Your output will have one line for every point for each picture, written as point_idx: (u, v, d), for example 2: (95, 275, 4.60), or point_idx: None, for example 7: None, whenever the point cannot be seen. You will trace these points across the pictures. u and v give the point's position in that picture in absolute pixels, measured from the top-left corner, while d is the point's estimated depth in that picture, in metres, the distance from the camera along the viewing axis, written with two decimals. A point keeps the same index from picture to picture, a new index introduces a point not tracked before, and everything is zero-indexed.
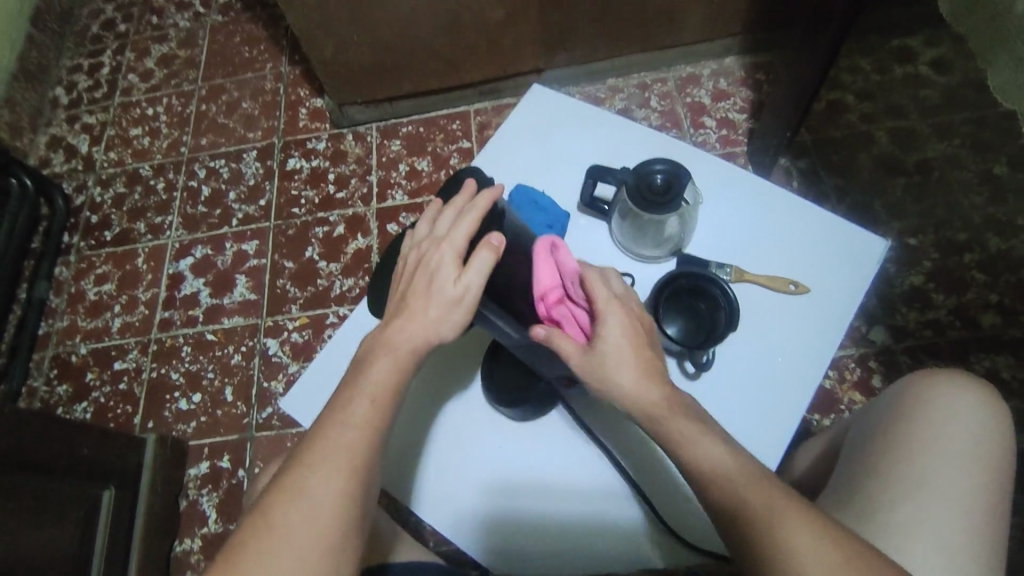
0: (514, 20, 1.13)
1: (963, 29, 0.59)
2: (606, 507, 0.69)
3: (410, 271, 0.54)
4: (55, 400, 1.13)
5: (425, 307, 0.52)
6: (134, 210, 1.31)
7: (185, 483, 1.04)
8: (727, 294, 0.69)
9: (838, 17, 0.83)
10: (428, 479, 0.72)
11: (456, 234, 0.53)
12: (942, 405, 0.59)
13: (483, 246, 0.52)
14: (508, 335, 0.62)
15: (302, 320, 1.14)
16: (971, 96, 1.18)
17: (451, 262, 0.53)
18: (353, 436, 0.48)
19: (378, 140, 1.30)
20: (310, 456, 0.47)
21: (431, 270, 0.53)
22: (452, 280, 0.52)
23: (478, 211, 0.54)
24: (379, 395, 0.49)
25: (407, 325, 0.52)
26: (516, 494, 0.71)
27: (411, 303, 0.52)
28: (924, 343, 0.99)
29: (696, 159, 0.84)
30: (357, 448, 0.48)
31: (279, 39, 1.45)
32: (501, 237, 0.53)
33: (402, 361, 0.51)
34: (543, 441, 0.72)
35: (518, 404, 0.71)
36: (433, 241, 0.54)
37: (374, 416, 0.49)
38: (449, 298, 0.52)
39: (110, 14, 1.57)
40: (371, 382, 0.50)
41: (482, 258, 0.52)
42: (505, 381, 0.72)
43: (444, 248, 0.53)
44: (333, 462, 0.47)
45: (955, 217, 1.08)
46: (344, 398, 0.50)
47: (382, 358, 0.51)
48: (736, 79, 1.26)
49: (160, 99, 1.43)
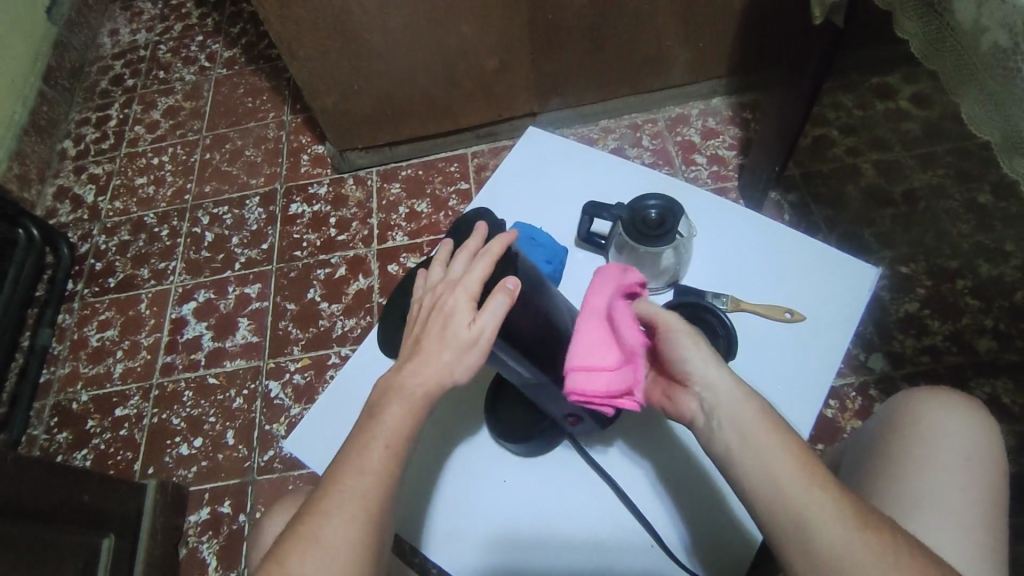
0: (507, 67, 1.17)
1: (935, 67, 0.62)
2: (611, 535, 0.68)
3: (424, 314, 0.54)
4: (55, 447, 1.13)
5: (440, 350, 0.51)
6: (138, 257, 1.33)
7: (185, 530, 1.02)
8: (724, 321, 0.71)
9: (818, 57, 0.88)
10: (437, 523, 0.71)
11: (472, 278, 0.53)
12: (931, 422, 0.60)
13: (499, 290, 0.53)
14: (518, 373, 0.62)
15: (304, 362, 1.14)
16: (951, 128, 1.22)
17: (465, 305, 0.52)
18: (367, 483, 0.48)
19: (379, 183, 1.33)
20: (325, 503, 0.47)
21: (445, 313, 0.52)
22: (467, 323, 0.51)
23: (493, 254, 0.55)
24: (393, 440, 0.49)
25: (421, 369, 0.51)
26: (523, 529, 0.70)
27: (425, 347, 0.51)
28: (923, 369, 1.00)
29: (688, 194, 0.87)
30: (371, 492, 0.48)
31: (282, 89, 1.51)
32: (516, 282, 0.54)
33: (415, 407, 0.50)
34: (548, 473, 0.72)
35: (524, 441, 0.71)
36: (447, 285, 0.54)
37: (388, 462, 0.49)
38: (464, 341, 0.51)
39: (119, 70, 1.63)
40: (385, 426, 0.50)
41: (498, 302, 0.52)
42: (510, 418, 0.72)
43: (458, 292, 0.53)
44: (348, 509, 0.47)
45: (944, 245, 1.11)
46: (358, 441, 0.50)
47: (395, 403, 0.50)
48: (723, 117, 1.31)
49: (166, 148, 1.47)
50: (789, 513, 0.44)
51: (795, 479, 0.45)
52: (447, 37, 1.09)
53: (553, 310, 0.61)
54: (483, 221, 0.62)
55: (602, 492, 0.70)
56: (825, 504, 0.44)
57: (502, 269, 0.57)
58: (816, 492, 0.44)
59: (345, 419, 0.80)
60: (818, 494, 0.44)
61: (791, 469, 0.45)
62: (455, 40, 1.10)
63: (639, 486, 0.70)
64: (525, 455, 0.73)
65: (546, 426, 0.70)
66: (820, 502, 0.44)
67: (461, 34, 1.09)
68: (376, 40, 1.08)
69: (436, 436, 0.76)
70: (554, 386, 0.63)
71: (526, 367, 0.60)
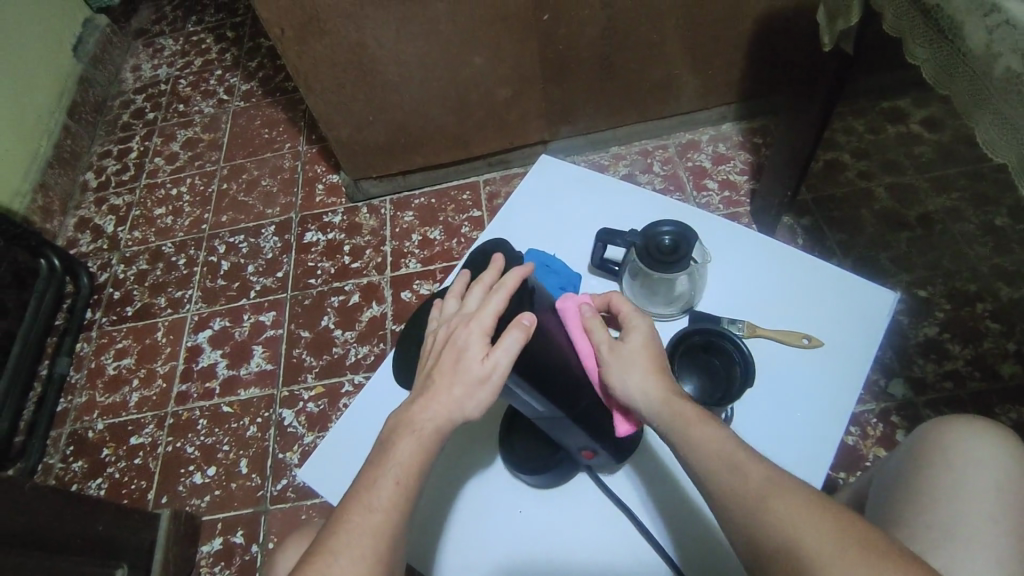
0: (519, 96, 1.19)
1: (947, 93, 0.62)
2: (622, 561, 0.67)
3: (438, 348, 0.55)
4: (70, 476, 1.13)
5: (451, 386, 0.51)
6: (156, 285, 1.35)
7: (198, 561, 1.02)
8: (741, 348, 0.69)
9: (829, 84, 0.88)
10: (448, 555, 0.69)
11: (486, 311, 0.54)
12: (962, 451, 0.58)
13: (514, 326, 0.53)
14: (533, 407, 0.62)
15: (317, 390, 1.14)
16: (964, 151, 1.22)
17: (478, 340, 0.53)
18: (377, 520, 0.47)
19: (392, 212, 1.35)
20: (334, 543, 0.47)
21: (457, 347, 0.53)
22: (480, 358, 0.52)
23: (504, 285, 0.55)
24: (404, 475, 0.49)
25: (431, 403, 0.51)
26: (535, 556, 0.69)
27: (437, 381, 0.52)
28: (945, 396, 0.98)
29: (703, 220, 0.87)
30: (381, 532, 0.47)
31: (298, 120, 1.54)
32: (532, 318, 0.54)
33: (426, 442, 0.50)
34: (561, 504, 0.71)
35: (538, 473, 0.70)
36: (462, 319, 0.55)
37: (399, 498, 0.48)
38: (476, 376, 0.51)
39: (140, 104, 1.68)
40: (395, 464, 0.49)
41: (513, 337, 0.52)
42: (526, 450, 0.71)
43: (471, 326, 0.53)
44: (357, 547, 0.46)
45: (963, 268, 1.09)
46: (368, 478, 0.50)
47: (406, 440, 0.50)
48: (734, 143, 1.31)
49: (184, 179, 1.50)
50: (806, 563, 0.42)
51: (811, 529, 0.43)
52: (460, 69, 1.12)
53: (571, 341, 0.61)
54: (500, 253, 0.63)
55: (616, 516, 0.69)
56: (846, 557, 0.41)
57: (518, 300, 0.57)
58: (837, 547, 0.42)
59: (363, 448, 0.79)
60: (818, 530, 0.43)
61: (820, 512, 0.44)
62: (469, 72, 1.12)
63: (652, 510, 0.69)
64: (544, 488, 0.72)
65: (563, 457, 0.69)
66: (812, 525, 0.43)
67: (474, 65, 1.11)
68: (391, 73, 1.10)
69: (450, 466, 0.75)
70: (570, 423, 0.62)
71: (542, 403, 0.59)
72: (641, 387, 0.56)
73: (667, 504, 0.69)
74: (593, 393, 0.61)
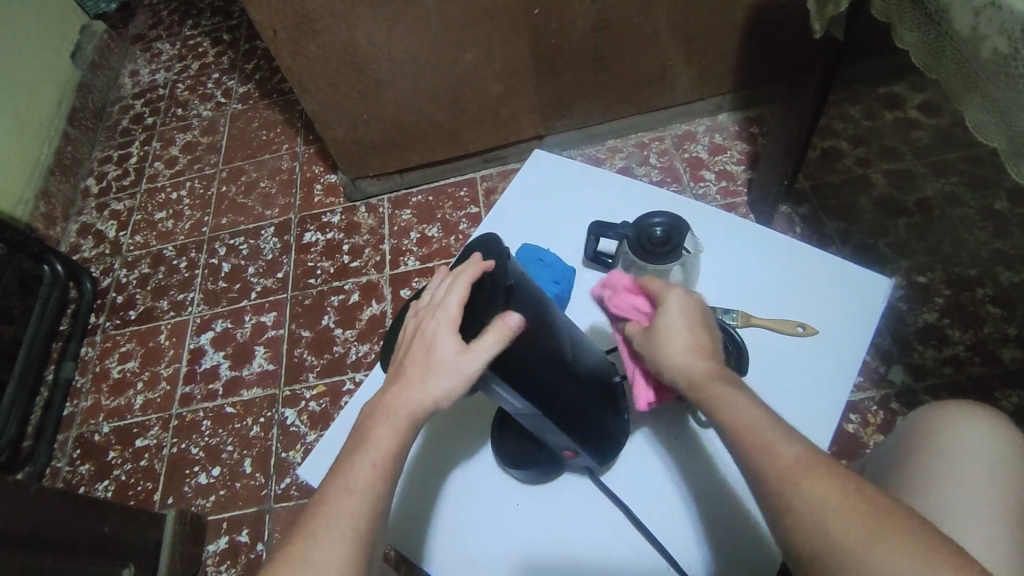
0: (513, 92, 1.19)
1: (936, 76, 0.62)
2: (617, 551, 0.69)
3: (410, 339, 0.56)
4: (78, 479, 1.14)
5: (425, 378, 0.52)
6: (158, 289, 1.36)
7: (204, 560, 1.03)
8: (734, 337, 0.70)
9: (821, 69, 0.87)
10: (435, 544, 0.72)
11: (456, 302, 0.54)
12: (950, 435, 0.58)
13: (497, 327, 0.53)
14: (510, 404, 0.61)
15: (319, 389, 1.15)
16: (962, 135, 1.21)
17: (446, 330, 0.54)
18: (355, 502, 0.48)
19: (390, 210, 1.35)
20: (314, 525, 0.48)
21: (428, 337, 0.54)
22: (451, 350, 0.53)
23: (473, 275, 0.55)
24: (380, 460, 0.50)
25: (406, 394, 0.52)
26: (524, 544, 0.71)
27: (409, 372, 0.53)
28: (946, 381, 0.98)
29: (697, 212, 0.87)
30: (361, 512, 0.48)
31: (295, 121, 1.55)
32: (518, 321, 0.54)
33: (400, 426, 0.51)
34: (553, 497, 0.73)
35: (525, 467, 0.71)
36: (430, 309, 0.56)
37: (376, 482, 0.49)
38: (446, 368, 0.52)
39: (139, 109, 1.69)
40: (371, 447, 0.51)
41: (495, 337, 0.52)
42: (514, 444, 0.72)
43: (438, 316, 0.54)
44: (338, 529, 0.47)
45: (962, 252, 1.09)
46: (345, 464, 0.50)
47: (380, 425, 0.51)
48: (730, 133, 1.31)
49: (184, 183, 1.51)
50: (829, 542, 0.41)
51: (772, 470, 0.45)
52: (452, 66, 1.12)
53: (549, 337, 0.60)
54: (471, 244, 0.62)
55: (609, 510, 0.71)
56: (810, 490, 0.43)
57: (491, 292, 0.56)
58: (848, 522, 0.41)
59: None
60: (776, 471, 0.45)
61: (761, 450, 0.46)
62: (461, 68, 1.12)
63: (649, 503, 0.71)
64: (531, 482, 0.73)
65: (547, 453, 0.70)
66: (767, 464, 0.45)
67: (465, 61, 1.11)
68: (383, 71, 1.10)
69: (445, 462, 0.76)
70: (548, 420, 0.62)
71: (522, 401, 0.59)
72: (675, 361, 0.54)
73: (660, 498, 0.71)
74: (569, 392, 0.62)
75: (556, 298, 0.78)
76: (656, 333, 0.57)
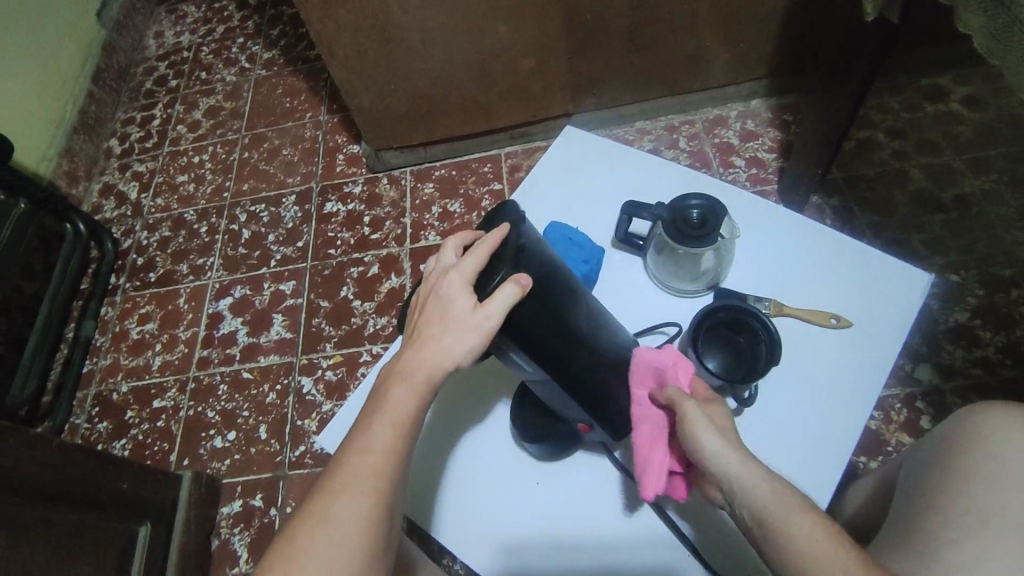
0: (544, 67, 1.17)
1: (999, 63, 0.60)
2: (625, 523, 0.70)
3: (422, 302, 0.56)
4: (95, 437, 1.16)
5: (440, 337, 0.52)
6: (178, 252, 1.36)
7: (218, 522, 1.04)
8: (768, 328, 0.67)
9: (869, 55, 0.84)
10: (445, 513, 0.73)
11: (472, 267, 0.54)
12: (996, 437, 0.56)
13: (510, 281, 0.53)
14: (526, 371, 0.61)
15: (336, 359, 1.15)
16: (1006, 131, 1.17)
17: (461, 290, 0.53)
18: (376, 460, 0.48)
19: (412, 183, 1.34)
20: (336, 481, 0.47)
21: (442, 301, 0.54)
22: (467, 309, 0.53)
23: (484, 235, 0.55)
24: (398, 420, 0.50)
25: (421, 353, 0.52)
26: (535, 514, 0.72)
27: (424, 333, 0.53)
28: (974, 382, 0.96)
29: (734, 197, 0.85)
30: (383, 469, 0.48)
31: (319, 89, 1.53)
32: (529, 276, 0.54)
33: (418, 390, 0.51)
34: (564, 471, 0.73)
35: (541, 439, 0.71)
36: (442, 271, 0.56)
37: (396, 441, 0.49)
38: (463, 326, 0.52)
39: (163, 71, 1.68)
40: (391, 408, 0.50)
41: (509, 291, 0.53)
42: (528, 417, 0.72)
43: (452, 276, 0.54)
44: (360, 484, 0.47)
45: (998, 252, 1.06)
46: (365, 422, 0.50)
47: (400, 389, 0.51)
48: (763, 119, 1.28)
49: (206, 147, 1.50)
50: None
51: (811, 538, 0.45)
52: (484, 37, 1.09)
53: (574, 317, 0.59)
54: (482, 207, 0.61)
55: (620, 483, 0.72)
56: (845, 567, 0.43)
57: (516, 262, 0.55)
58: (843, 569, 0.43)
59: None
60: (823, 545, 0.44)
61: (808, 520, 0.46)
62: (493, 40, 1.10)
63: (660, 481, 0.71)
64: (548, 458, 0.73)
65: (564, 429, 0.71)
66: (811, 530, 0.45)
67: (497, 33, 1.09)
68: (414, 40, 1.08)
69: (456, 435, 0.77)
70: (564, 391, 0.61)
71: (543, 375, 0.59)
72: (723, 466, 0.52)
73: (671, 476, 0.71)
74: (586, 355, 0.60)
75: (584, 277, 0.77)
76: (691, 429, 0.55)
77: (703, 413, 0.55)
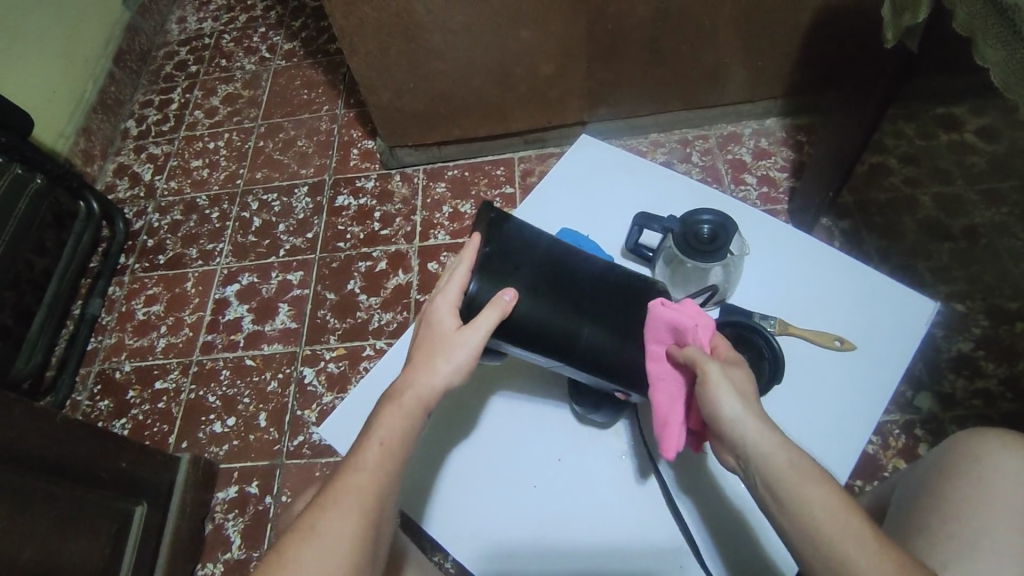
0: (563, 74, 1.17)
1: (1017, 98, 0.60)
2: (616, 529, 0.71)
3: (416, 329, 0.59)
4: (96, 414, 1.16)
5: (430, 360, 0.55)
6: (188, 236, 1.37)
7: (213, 506, 1.04)
8: (772, 345, 0.68)
9: (887, 82, 0.85)
10: (438, 510, 0.74)
11: (454, 288, 0.57)
12: (991, 464, 0.56)
13: (493, 303, 0.56)
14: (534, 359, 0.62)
15: (339, 351, 1.16)
16: (1018, 165, 1.18)
17: (448, 314, 0.57)
18: (364, 480, 0.49)
19: (424, 181, 1.35)
20: (324, 500, 0.48)
21: (431, 325, 0.57)
22: (453, 332, 0.56)
23: (465, 259, 0.58)
24: (388, 440, 0.51)
25: (413, 374, 0.55)
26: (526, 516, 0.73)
27: (416, 356, 0.56)
28: (974, 413, 0.96)
29: (746, 215, 0.85)
30: (369, 489, 0.49)
31: (337, 83, 1.54)
32: (512, 293, 0.57)
33: (408, 411, 0.53)
34: (560, 475, 0.75)
35: (602, 406, 0.73)
36: (431, 298, 0.59)
37: (383, 461, 0.50)
38: (448, 347, 0.55)
39: (184, 56, 1.69)
40: (380, 430, 0.52)
41: (489, 313, 0.55)
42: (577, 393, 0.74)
43: (438, 301, 0.58)
44: (346, 503, 0.48)
45: (1005, 284, 1.06)
46: (357, 445, 0.52)
47: (390, 410, 0.53)
48: (777, 138, 1.28)
49: (222, 134, 1.51)
50: (822, 550, 0.45)
51: (826, 522, 0.45)
52: (506, 41, 1.10)
53: (578, 318, 0.58)
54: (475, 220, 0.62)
55: (614, 490, 0.73)
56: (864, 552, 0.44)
57: (503, 269, 0.58)
58: (855, 539, 0.44)
59: None
60: (849, 530, 0.44)
61: (827, 500, 0.46)
62: (514, 44, 1.11)
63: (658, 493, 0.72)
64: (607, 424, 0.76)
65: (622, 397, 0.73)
66: (834, 515, 0.45)
67: (519, 38, 1.10)
68: (435, 40, 1.09)
69: (455, 434, 0.78)
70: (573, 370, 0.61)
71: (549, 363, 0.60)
72: (743, 435, 0.51)
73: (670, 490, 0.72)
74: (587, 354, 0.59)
75: None
76: (711, 391, 0.54)
77: (726, 377, 0.54)
